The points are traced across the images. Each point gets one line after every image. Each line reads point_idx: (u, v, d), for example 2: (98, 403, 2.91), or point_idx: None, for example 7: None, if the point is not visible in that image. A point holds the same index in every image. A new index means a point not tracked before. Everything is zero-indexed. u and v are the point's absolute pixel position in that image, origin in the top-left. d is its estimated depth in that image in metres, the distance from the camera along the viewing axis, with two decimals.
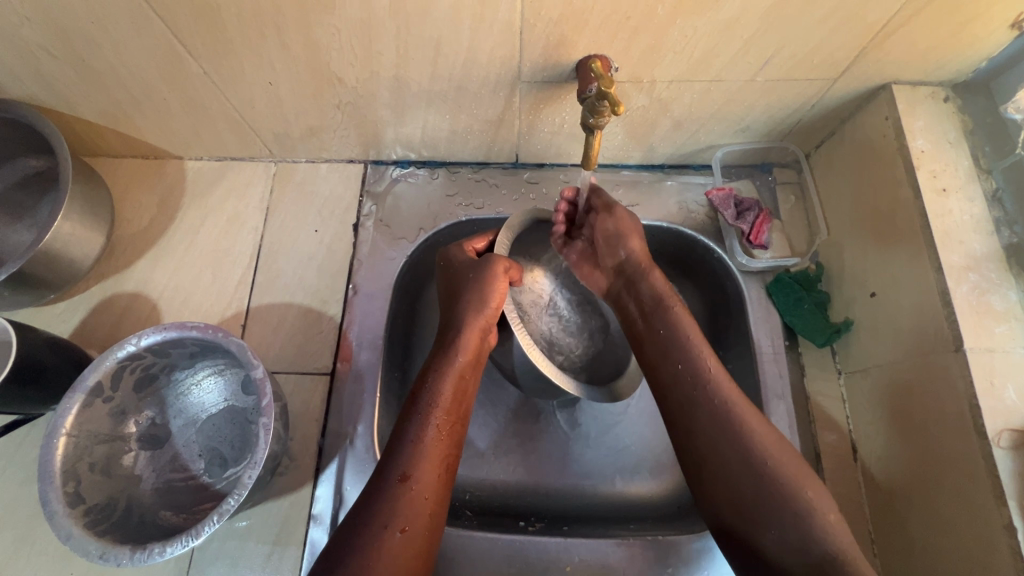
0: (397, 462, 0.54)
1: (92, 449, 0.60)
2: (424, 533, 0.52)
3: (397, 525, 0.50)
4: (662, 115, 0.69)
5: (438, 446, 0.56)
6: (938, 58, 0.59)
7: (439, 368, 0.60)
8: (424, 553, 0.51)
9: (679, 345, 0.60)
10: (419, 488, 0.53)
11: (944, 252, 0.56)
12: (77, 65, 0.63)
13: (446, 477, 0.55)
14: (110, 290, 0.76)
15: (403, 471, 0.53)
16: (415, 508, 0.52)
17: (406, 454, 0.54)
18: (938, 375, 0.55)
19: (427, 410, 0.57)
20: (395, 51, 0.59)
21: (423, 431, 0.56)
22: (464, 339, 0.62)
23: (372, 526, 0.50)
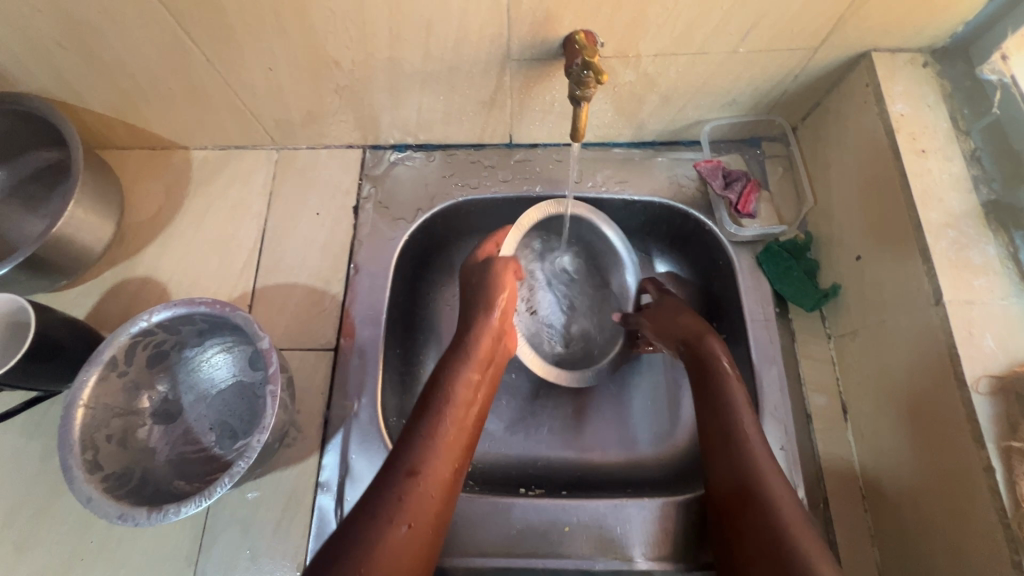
0: (428, 424, 0.55)
1: (109, 422, 0.63)
2: (445, 496, 0.52)
3: (422, 480, 0.51)
4: (650, 90, 0.71)
5: (463, 418, 0.57)
6: (915, 23, 0.61)
7: (452, 363, 0.61)
8: (443, 514, 0.52)
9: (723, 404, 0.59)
10: (426, 484, 0.51)
11: (924, 211, 0.58)
12: (86, 57, 0.66)
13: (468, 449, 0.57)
14: (121, 275, 0.79)
15: (434, 431, 0.55)
16: (442, 467, 0.53)
17: (417, 447, 0.53)
18: (920, 327, 0.56)
19: (459, 376, 0.60)
20: (388, 33, 0.62)
21: (452, 399, 0.58)
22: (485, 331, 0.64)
23: (405, 478, 0.51)
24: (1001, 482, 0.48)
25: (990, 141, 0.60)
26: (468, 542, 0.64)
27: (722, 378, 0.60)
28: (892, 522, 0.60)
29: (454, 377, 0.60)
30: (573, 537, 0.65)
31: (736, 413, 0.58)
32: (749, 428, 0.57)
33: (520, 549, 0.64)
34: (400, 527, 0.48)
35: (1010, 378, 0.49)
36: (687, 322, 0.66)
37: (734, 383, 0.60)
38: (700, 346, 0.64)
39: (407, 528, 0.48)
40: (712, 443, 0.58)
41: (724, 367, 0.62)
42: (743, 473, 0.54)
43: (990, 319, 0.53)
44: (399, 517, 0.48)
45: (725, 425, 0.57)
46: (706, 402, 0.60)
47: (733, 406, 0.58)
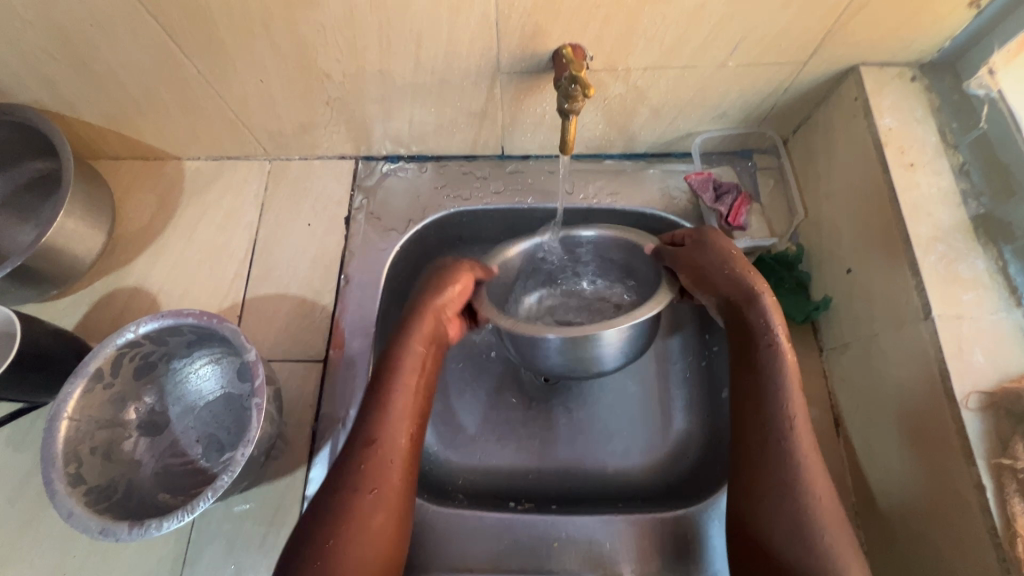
0: (362, 428, 0.55)
1: (94, 434, 0.62)
2: (396, 498, 0.53)
3: (366, 486, 0.52)
4: (640, 103, 0.72)
5: (404, 412, 0.57)
6: (901, 37, 0.61)
7: (403, 332, 0.61)
8: (399, 512, 0.53)
9: (772, 386, 0.57)
10: (383, 452, 0.54)
11: (912, 224, 0.58)
12: (78, 68, 0.66)
13: (413, 442, 0.57)
14: (112, 285, 0.79)
15: (368, 435, 0.55)
16: (383, 469, 0.54)
17: (372, 421, 0.56)
18: (910, 341, 0.56)
19: (393, 370, 0.58)
20: (378, 46, 0.62)
21: (387, 397, 0.57)
22: (418, 323, 0.61)
23: (340, 495, 0.52)
24: (991, 499, 0.47)
25: (978, 155, 0.60)
26: (456, 557, 0.64)
27: (772, 350, 0.58)
28: (885, 539, 0.58)
29: (387, 376, 0.58)
30: (562, 552, 0.64)
31: (778, 408, 0.55)
32: (798, 424, 0.55)
33: (508, 564, 0.63)
34: (344, 539, 0.50)
35: (999, 394, 0.49)
36: (741, 279, 0.61)
37: (785, 362, 0.57)
38: (749, 319, 0.59)
39: (349, 540, 0.50)
40: (742, 428, 0.58)
41: (778, 343, 0.57)
42: (779, 468, 0.53)
43: (979, 333, 0.53)
44: (333, 535, 0.50)
45: (763, 411, 0.56)
46: (756, 387, 0.58)
47: (779, 392, 0.56)
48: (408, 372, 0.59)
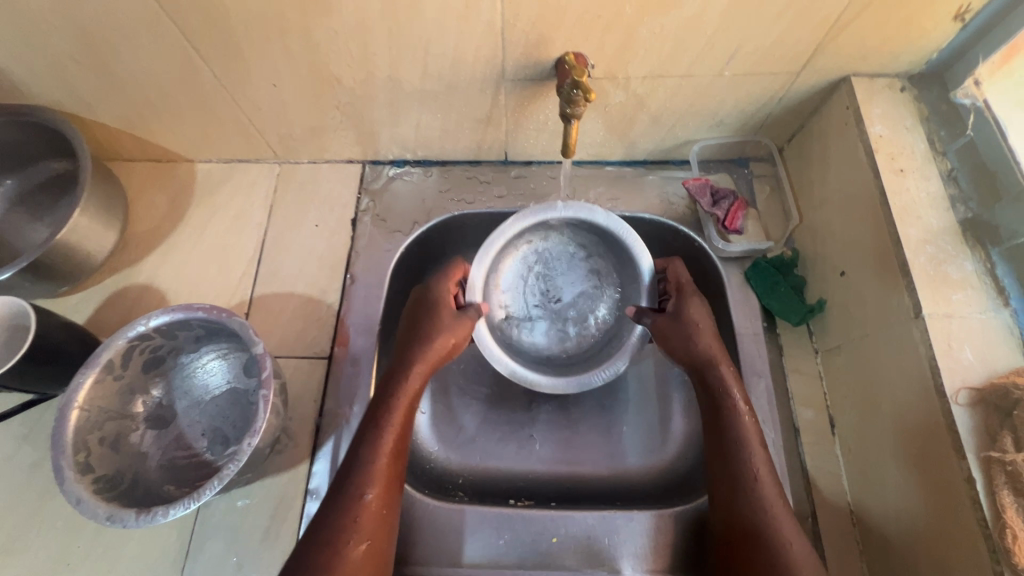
0: (352, 481, 0.58)
1: (101, 424, 0.63)
2: (380, 551, 0.57)
3: (357, 541, 0.55)
4: (640, 110, 0.74)
5: (387, 469, 0.60)
6: (891, 49, 0.64)
7: (395, 386, 0.64)
8: (381, 566, 0.56)
9: (736, 439, 0.61)
10: (371, 507, 0.57)
11: (903, 227, 0.59)
12: (99, 71, 0.69)
13: (394, 497, 0.60)
14: (122, 282, 0.80)
15: (359, 490, 0.57)
16: (371, 523, 0.57)
17: (361, 474, 0.58)
18: (901, 341, 0.58)
19: (382, 424, 0.62)
20: (388, 52, 0.65)
21: (375, 451, 0.60)
22: (401, 383, 0.64)
23: (332, 549, 0.54)
24: (982, 493, 0.48)
25: (966, 162, 0.62)
26: (456, 551, 0.64)
27: (732, 411, 0.63)
28: (880, 537, 0.60)
29: (374, 431, 0.61)
30: (561, 548, 0.64)
31: (747, 465, 0.60)
32: (766, 482, 0.59)
33: (508, 559, 0.64)
34: None
35: (987, 389, 0.50)
36: (708, 344, 0.66)
37: (747, 423, 0.62)
38: (711, 381, 0.64)
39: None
40: (718, 488, 0.61)
41: (737, 407, 0.63)
42: (751, 523, 0.57)
43: (968, 332, 0.54)
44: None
45: (733, 467, 0.60)
46: (718, 447, 0.62)
47: (746, 448, 0.61)
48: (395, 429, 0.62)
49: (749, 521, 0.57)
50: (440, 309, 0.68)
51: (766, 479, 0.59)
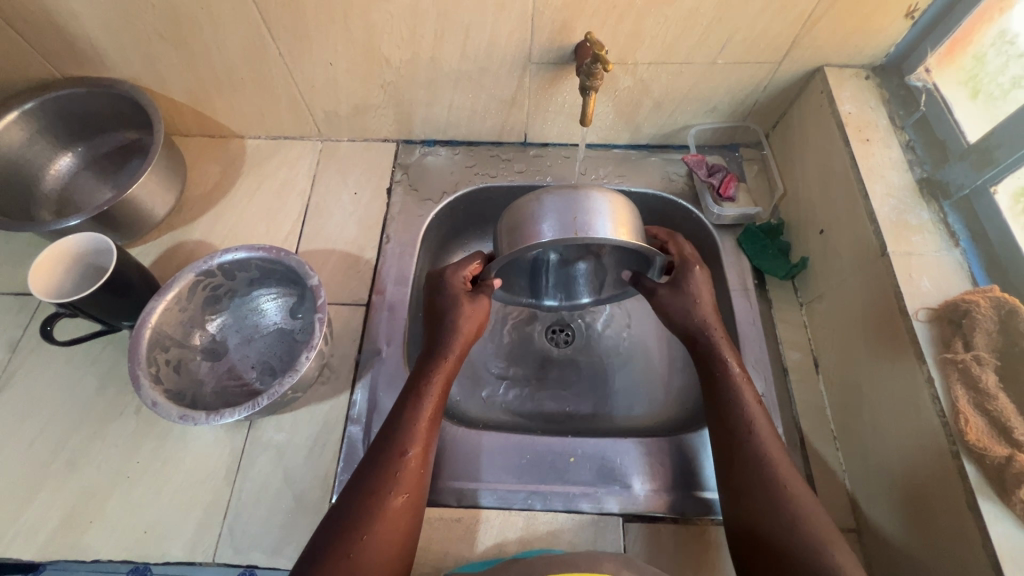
0: (395, 440, 0.62)
1: (167, 347, 0.71)
2: (415, 505, 0.60)
3: (397, 492, 0.59)
4: (645, 95, 0.86)
5: (425, 433, 0.64)
6: (855, 42, 0.76)
7: (433, 363, 0.69)
8: (415, 519, 0.60)
9: (738, 405, 0.65)
10: (410, 464, 0.61)
11: (869, 184, 0.70)
12: (179, 47, 0.79)
13: (427, 459, 0.64)
14: (178, 238, 0.89)
15: (402, 448, 0.62)
16: (410, 479, 0.61)
17: (402, 434, 0.63)
18: (871, 278, 0.67)
19: (421, 392, 0.66)
20: (434, 35, 0.76)
21: (416, 416, 0.64)
22: (435, 359, 0.69)
23: (374, 497, 0.58)
24: (939, 390, 0.57)
25: (921, 134, 0.74)
26: (482, 469, 0.71)
27: (731, 379, 0.67)
28: (859, 453, 0.68)
29: (414, 399, 0.66)
30: (578, 466, 0.72)
31: (747, 429, 0.64)
32: (767, 439, 0.63)
33: (529, 477, 0.71)
34: (376, 537, 0.56)
35: (941, 307, 0.60)
36: (704, 324, 0.71)
37: (743, 389, 0.67)
38: (709, 357, 0.70)
39: (381, 529, 0.57)
40: (721, 448, 0.65)
41: (734, 376, 0.68)
42: (757, 478, 0.61)
43: (926, 265, 0.64)
44: (366, 533, 0.56)
45: (733, 428, 0.65)
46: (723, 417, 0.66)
47: (743, 411, 0.65)
48: (432, 395, 0.66)
49: (756, 478, 0.61)
50: (460, 296, 0.73)
51: (762, 436, 0.63)
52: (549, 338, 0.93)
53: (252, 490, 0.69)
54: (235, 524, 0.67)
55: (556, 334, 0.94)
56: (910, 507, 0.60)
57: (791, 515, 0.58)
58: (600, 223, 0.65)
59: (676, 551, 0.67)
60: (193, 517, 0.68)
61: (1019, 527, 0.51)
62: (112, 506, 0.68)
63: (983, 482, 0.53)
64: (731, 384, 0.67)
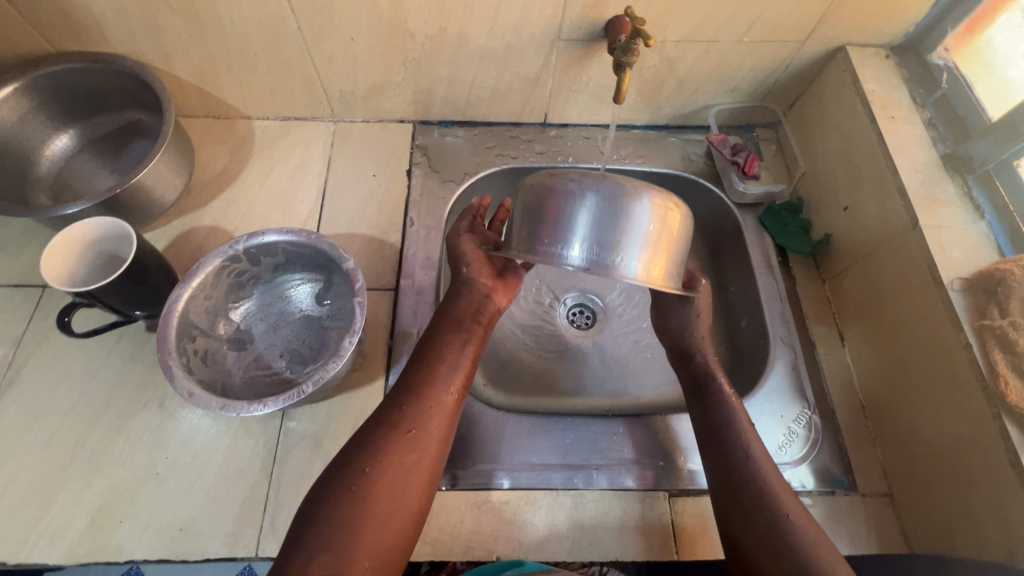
0: (412, 379, 0.63)
1: (194, 336, 0.68)
2: (434, 445, 0.59)
3: (407, 426, 0.59)
4: (669, 74, 0.86)
5: (448, 373, 0.64)
6: (878, 21, 0.78)
7: (465, 288, 0.71)
8: (437, 456, 0.59)
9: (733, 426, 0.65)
10: (429, 404, 0.61)
11: (897, 159, 0.72)
12: (189, 20, 0.75)
13: (457, 401, 0.63)
14: (189, 224, 0.84)
15: (417, 386, 0.62)
16: (426, 414, 0.60)
17: (423, 369, 0.64)
18: (902, 251, 0.70)
19: (451, 330, 0.67)
20: (463, 9, 0.74)
21: (437, 358, 0.65)
22: (462, 297, 0.70)
23: (386, 430, 0.58)
24: (977, 354, 0.60)
25: (941, 111, 0.76)
26: (527, 451, 0.71)
27: (721, 397, 0.67)
28: (892, 421, 0.70)
29: (449, 329, 0.68)
30: (620, 443, 0.72)
31: (732, 428, 0.65)
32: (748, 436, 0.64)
33: (573, 456, 0.71)
34: (381, 471, 0.55)
35: (975, 276, 0.62)
36: (693, 335, 0.74)
37: (735, 404, 0.67)
38: (697, 367, 0.71)
39: (392, 466, 0.56)
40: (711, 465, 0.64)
41: (724, 389, 0.68)
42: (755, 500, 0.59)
43: (956, 238, 0.67)
44: (371, 465, 0.55)
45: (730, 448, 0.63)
46: (707, 418, 0.67)
47: (737, 427, 0.65)
48: (462, 333, 0.67)
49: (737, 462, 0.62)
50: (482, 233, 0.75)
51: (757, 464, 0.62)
52: (570, 320, 0.94)
53: (291, 481, 0.67)
54: (277, 515, 0.65)
55: (577, 316, 0.94)
56: (944, 474, 0.63)
57: (763, 494, 0.59)
58: (632, 252, 0.57)
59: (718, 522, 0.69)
60: (231, 509, 0.65)
61: None
62: (142, 504, 0.65)
63: None
64: (722, 401, 0.67)
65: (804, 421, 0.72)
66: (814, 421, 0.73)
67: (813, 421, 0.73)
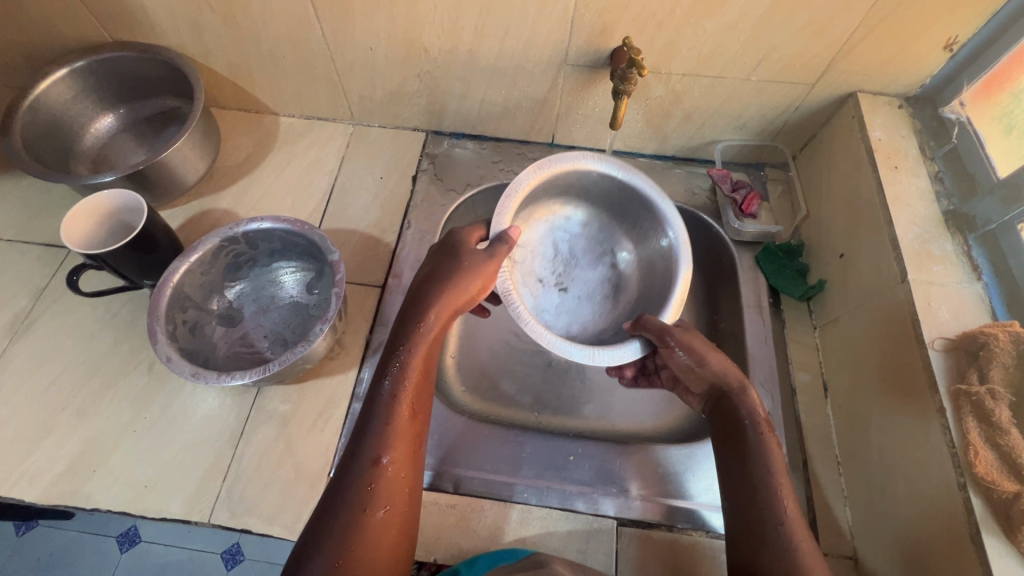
0: (367, 446, 0.56)
1: (186, 307, 0.73)
2: (403, 500, 0.56)
3: (377, 505, 0.54)
4: (675, 106, 0.86)
5: (405, 431, 0.58)
6: (891, 70, 0.76)
7: (426, 298, 0.62)
8: (410, 506, 0.56)
9: (766, 489, 0.56)
10: (394, 458, 0.56)
11: (895, 211, 0.70)
12: (227, 20, 0.81)
13: (415, 438, 0.59)
14: (205, 205, 0.91)
15: (376, 455, 0.56)
16: (394, 488, 0.55)
17: (379, 414, 0.58)
18: (889, 305, 0.67)
19: (404, 363, 0.60)
20: (474, 29, 0.78)
21: (390, 415, 0.58)
22: (426, 317, 0.61)
23: (353, 508, 0.53)
24: (951, 420, 0.57)
25: (950, 166, 0.74)
26: (482, 459, 0.72)
27: (761, 442, 0.59)
28: (864, 481, 0.67)
29: (405, 359, 0.60)
30: (577, 465, 0.72)
31: (770, 493, 0.56)
32: (784, 495, 0.56)
33: (527, 471, 0.71)
34: (357, 553, 0.51)
35: (959, 338, 0.60)
36: (728, 370, 0.63)
37: (774, 451, 0.58)
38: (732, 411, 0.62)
39: (371, 552, 0.52)
40: (740, 544, 0.55)
41: (762, 435, 0.59)
42: None
43: (946, 296, 0.64)
44: (343, 556, 0.51)
45: (770, 526, 0.54)
46: (741, 479, 0.58)
47: (776, 492, 0.56)
48: (416, 361, 0.60)
49: (777, 547, 0.53)
50: (464, 243, 0.66)
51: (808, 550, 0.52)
52: None
53: (253, 456, 0.70)
54: (234, 487, 0.68)
55: None
56: (907, 547, 0.60)
57: None
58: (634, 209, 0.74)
59: (667, 558, 0.67)
60: (193, 476, 0.69)
61: (1022, 564, 0.50)
62: (116, 458, 0.69)
63: (989, 516, 0.52)
64: (761, 453, 0.58)
65: None
66: None
67: None
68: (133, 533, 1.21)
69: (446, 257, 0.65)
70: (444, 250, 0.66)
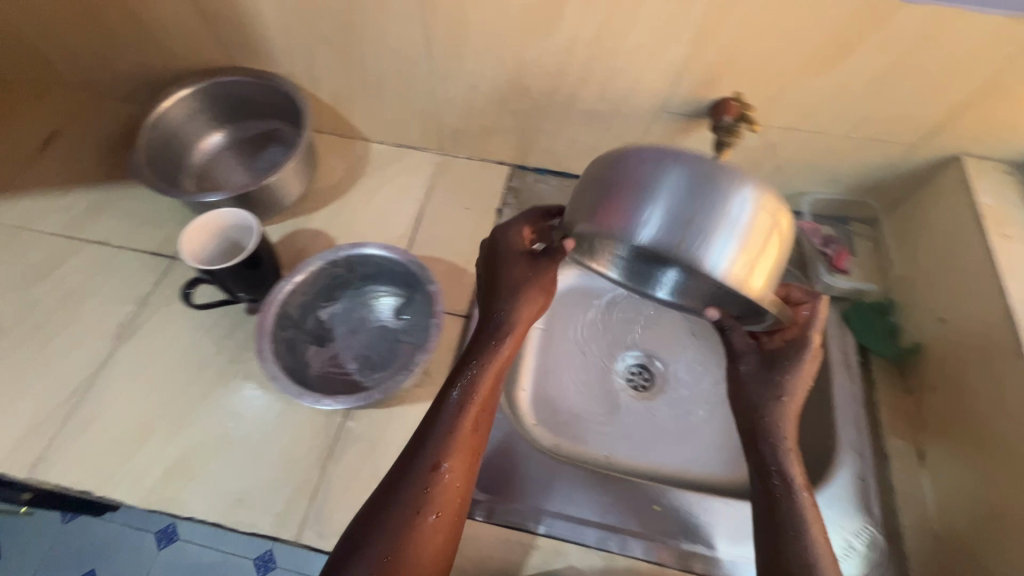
0: (429, 448, 0.57)
1: (287, 326, 0.75)
2: (452, 511, 0.56)
3: (429, 510, 0.54)
4: (768, 157, 0.86)
5: (465, 440, 0.58)
6: (1003, 136, 0.75)
7: (504, 309, 0.65)
8: (456, 519, 0.56)
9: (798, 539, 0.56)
10: (451, 469, 0.56)
11: (1008, 280, 0.68)
12: (341, 53, 0.86)
13: (477, 449, 0.59)
14: (299, 225, 0.94)
15: (434, 459, 0.56)
16: (447, 496, 0.56)
17: (446, 418, 0.59)
18: (1001, 377, 0.65)
19: (480, 373, 0.61)
20: (579, 74, 0.80)
21: (458, 425, 0.58)
22: (500, 331, 0.64)
23: (403, 509, 0.54)
24: None
25: None
26: (567, 501, 0.73)
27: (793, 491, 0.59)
28: (968, 560, 0.64)
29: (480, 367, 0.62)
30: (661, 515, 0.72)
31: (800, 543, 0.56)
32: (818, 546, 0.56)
33: (611, 515, 0.72)
34: (404, 556, 0.52)
35: None
36: (776, 412, 0.64)
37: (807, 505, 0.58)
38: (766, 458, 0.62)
39: (421, 555, 0.52)
40: None
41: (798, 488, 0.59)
42: None
43: None
44: (392, 554, 0.51)
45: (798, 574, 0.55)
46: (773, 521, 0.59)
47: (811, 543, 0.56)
48: (488, 370, 0.61)
49: None
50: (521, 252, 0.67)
51: None
52: (627, 379, 0.93)
53: (340, 478, 0.71)
54: (322, 507, 0.69)
55: (635, 375, 0.93)
56: None
57: None
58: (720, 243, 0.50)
59: None
60: (284, 491, 0.70)
61: None
62: (211, 468, 0.71)
63: None
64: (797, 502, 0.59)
65: (865, 538, 0.68)
66: (876, 539, 0.68)
67: (876, 539, 0.68)
68: (171, 531, 1.23)
69: (506, 263, 0.67)
70: (499, 255, 0.68)
